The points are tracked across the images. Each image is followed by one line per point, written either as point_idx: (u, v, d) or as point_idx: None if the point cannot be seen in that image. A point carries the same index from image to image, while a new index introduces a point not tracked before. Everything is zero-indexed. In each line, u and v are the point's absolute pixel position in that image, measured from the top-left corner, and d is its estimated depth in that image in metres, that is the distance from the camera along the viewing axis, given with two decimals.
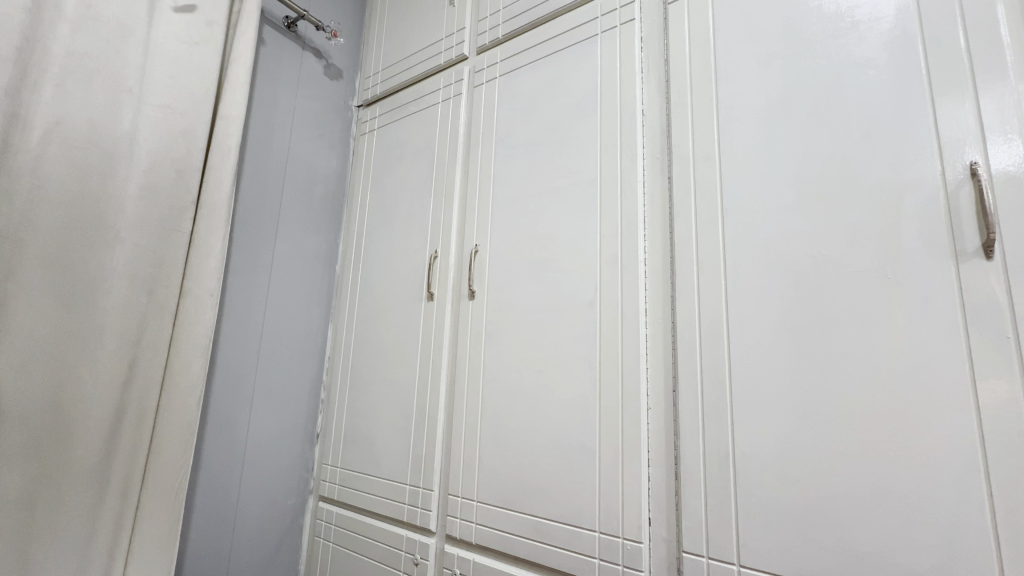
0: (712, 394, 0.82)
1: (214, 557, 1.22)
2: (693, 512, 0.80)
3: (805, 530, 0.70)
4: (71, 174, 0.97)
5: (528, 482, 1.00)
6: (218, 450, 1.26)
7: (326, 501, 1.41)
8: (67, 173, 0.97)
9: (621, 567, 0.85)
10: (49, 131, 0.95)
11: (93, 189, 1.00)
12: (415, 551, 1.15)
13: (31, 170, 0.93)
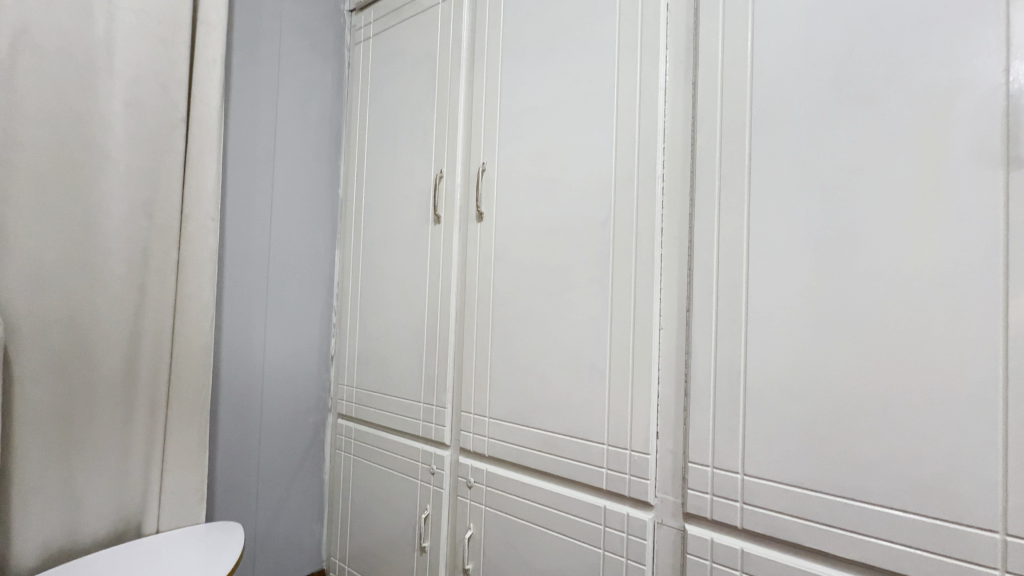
0: (727, 313, 0.80)
1: (243, 467, 1.31)
2: (701, 426, 0.82)
3: (811, 442, 0.72)
4: (49, 88, 0.91)
5: (539, 400, 1.02)
6: (236, 373, 1.30)
7: (344, 418, 1.48)
8: (45, 87, 0.90)
9: (628, 476, 0.89)
10: (18, 40, 0.88)
11: (75, 105, 0.94)
12: (430, 462, 1.21)
13: (7, 84, 0.87)
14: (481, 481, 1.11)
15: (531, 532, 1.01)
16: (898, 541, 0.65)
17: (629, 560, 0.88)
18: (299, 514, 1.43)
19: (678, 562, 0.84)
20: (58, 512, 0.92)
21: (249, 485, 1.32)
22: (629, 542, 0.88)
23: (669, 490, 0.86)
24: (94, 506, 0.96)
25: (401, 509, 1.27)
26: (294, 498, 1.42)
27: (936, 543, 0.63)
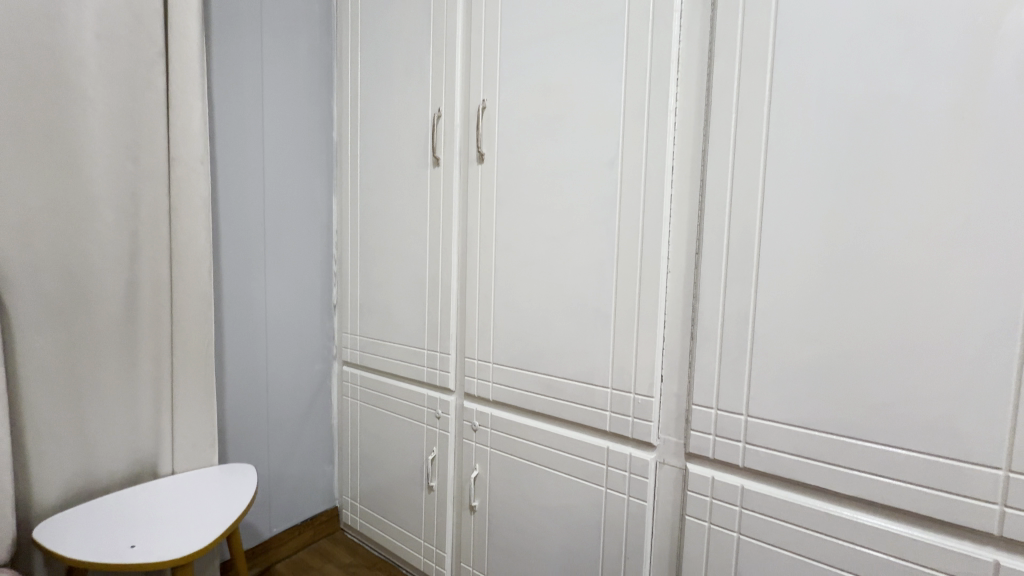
0: (738, 256, 0.77)
1: (253, 414, 1.33)
2: (705, 369, 0.81)
3: (817, 384, 0.71)
4: (12, 14, 0.83)
5: (542, 346, 1.02)
6: (239, 323, 1.28)
7: (350, 365, 1.49)
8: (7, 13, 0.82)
9: (631, 419, 0.89)
10: None
11: (44, 35, 0.86)
12: (436, 407, 1.23)
13: None
14: (485, 424, 1.13)
15: (535, 471, 1.04)
16: (898, 478, 0.66)
17: (630, 498, 0.90)
18: (309, 456, 1.47)
19: (679, 499, 0.86)
20: (74, 455, 0.94)
21: (260, 431, 1.34)
22: (631, 480, 0.90)
23: (672, 431, 0.87)
24: (108, 449, 0.98)
25: (408, 451, 1.31)
26: (305, 441, 1.46)
27: (937, 479, 0.63)
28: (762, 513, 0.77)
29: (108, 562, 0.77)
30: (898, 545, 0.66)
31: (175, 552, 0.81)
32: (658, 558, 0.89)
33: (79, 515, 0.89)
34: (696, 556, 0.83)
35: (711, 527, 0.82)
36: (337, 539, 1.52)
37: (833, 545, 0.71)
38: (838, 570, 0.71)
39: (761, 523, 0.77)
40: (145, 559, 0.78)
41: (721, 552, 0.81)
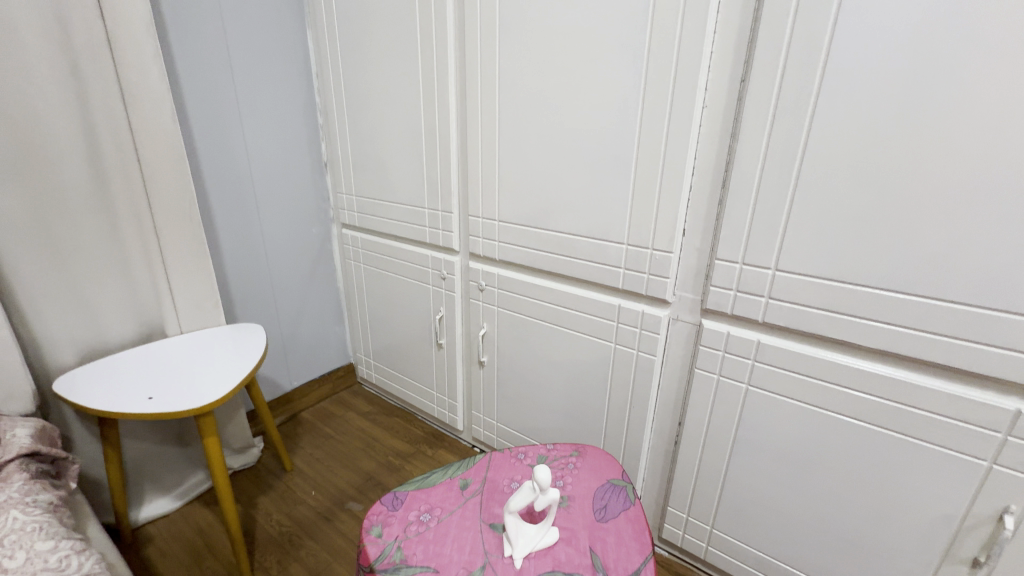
0: (794, 81, 0.63)
1: (256, 278, 1.30)
2: (735, 220, 0.73)
3: (863, 233, 0.63)
4: None
5: (553, 200, 0.92)
6: (222, 181, 1.18)
7: (349, 228, 1.43)
8: None
9: (646, 275, 0.84)
10: None
11: None
12: (441, 268, 1.19)
13: None
14: (492, 284, 1.09)
15: (543, 329, 1.03)
16: (934, 332, 0.62)
17: (639, 353, 0.89)
18: (318, 317, 1.49)
19: (689, 353, 0.85)
20: (76, 316, 0.92)
21: (266, 294, 1.33)
22: (642, 337, 0.88)
23: (689, 288, 0.82)
24: (110, 310, 0.96)
25: (416, 312, 1.31)
26: (312, 303, 1.46)
27: (977, 332, 0.59)
28: (775, 365, 0.75)
29: (134, 412, 0.79)
30: (914, 395, 0.65)
31: (194, 402, 0.83)
32: (662, 406, 0.92)
33: (95, 371, 0.90)
34: (701, 404, 0.85)
35: (720, 379, 0.81)
36: (355, 390, 1.62)
37: (845, 394, 0.70)
38: (845, 416, 0.71)
39: (773, 375, 0.76)
40: (168, 409, 0.81)
41: (727, 401, 0.82)
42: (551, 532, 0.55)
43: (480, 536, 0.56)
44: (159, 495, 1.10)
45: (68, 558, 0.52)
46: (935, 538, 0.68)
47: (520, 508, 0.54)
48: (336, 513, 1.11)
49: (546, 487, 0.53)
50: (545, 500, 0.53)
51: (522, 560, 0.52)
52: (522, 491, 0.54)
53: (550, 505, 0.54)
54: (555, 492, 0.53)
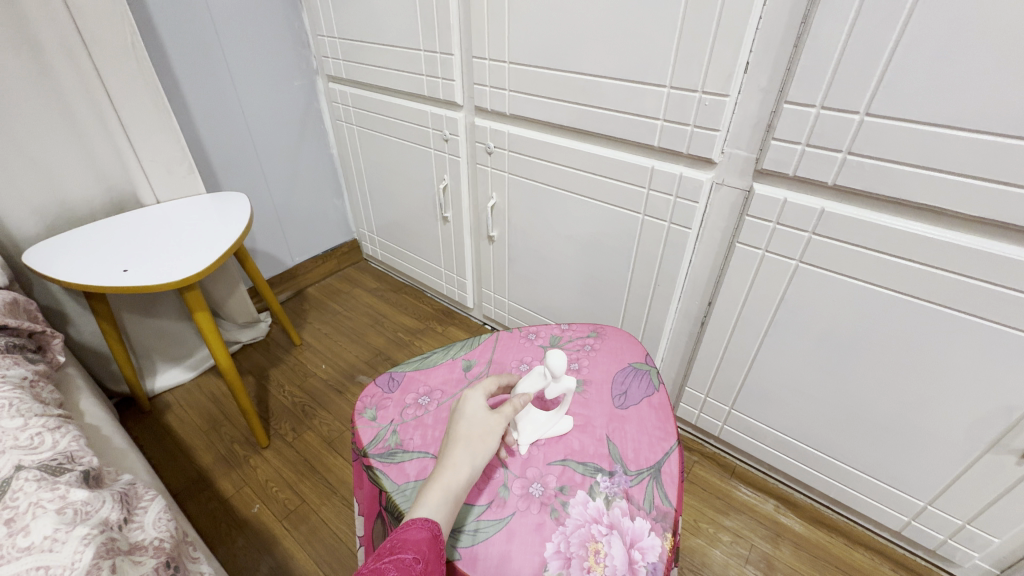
0: None
1: (237, 141, 1.16)
2: (823, 45, 0.55)
3: (1011, 56, 0.46)
4: None
5: (577, 30, 0.73)
6: (173, 16, 0.97)
7: (336, 82, 1.23)
8: None
9: (690, 129, 0.68)
10: None
11: None
12: (443, 128, 1.02)
13: None
14: (502, 146, 0.94)
15: (559, 199, 0.90)
16: None
17: (671, 225, 0.77)
18: (314, 189, 1.37)
19: (732, 224, 0.73)
20: (28, 178, 0.81)
21: (251, 161, 1.20)
22: (676, 207, 0.75)
23: (743, 143, 0.67)
24: (68, 173, 0.85)
25: (418, 181, 1.17)
26: (305, 173, 1.33)
27: None
28: (839, 238, 0.63)
29: (109, 286, 0.73)
30: (1010, 274, 0.54)
31: (174, 274, 0.76)
32: (691, 284, 0.82)
33: (66, 242, 0.82)
34: (738, 282, 0.75)
35: (765, 254, 0.70)
36: (362, 267, 1.56)
37: (920, 273, 0.59)
38: (913, 298, 0.61)
39: (833, 250, 0.64)
40: (147, 282, 0.74)
41: (770, 279, 0.72)
42: (562, 422, 0.49)
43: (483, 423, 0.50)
44: (171, 366, 1.10)
45: (41, 436, 0.48)
46: (988, 428, 0.62)
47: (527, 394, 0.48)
48: (348, 386, 1.11)
49: (559, 373, 0.45)
50: (557, 387, 0.46)
51: (526, 448, 0.47)
52: (530, 375, 0.47)
53: (563, 394, 0.47)
54: (570, 378, 0.46)
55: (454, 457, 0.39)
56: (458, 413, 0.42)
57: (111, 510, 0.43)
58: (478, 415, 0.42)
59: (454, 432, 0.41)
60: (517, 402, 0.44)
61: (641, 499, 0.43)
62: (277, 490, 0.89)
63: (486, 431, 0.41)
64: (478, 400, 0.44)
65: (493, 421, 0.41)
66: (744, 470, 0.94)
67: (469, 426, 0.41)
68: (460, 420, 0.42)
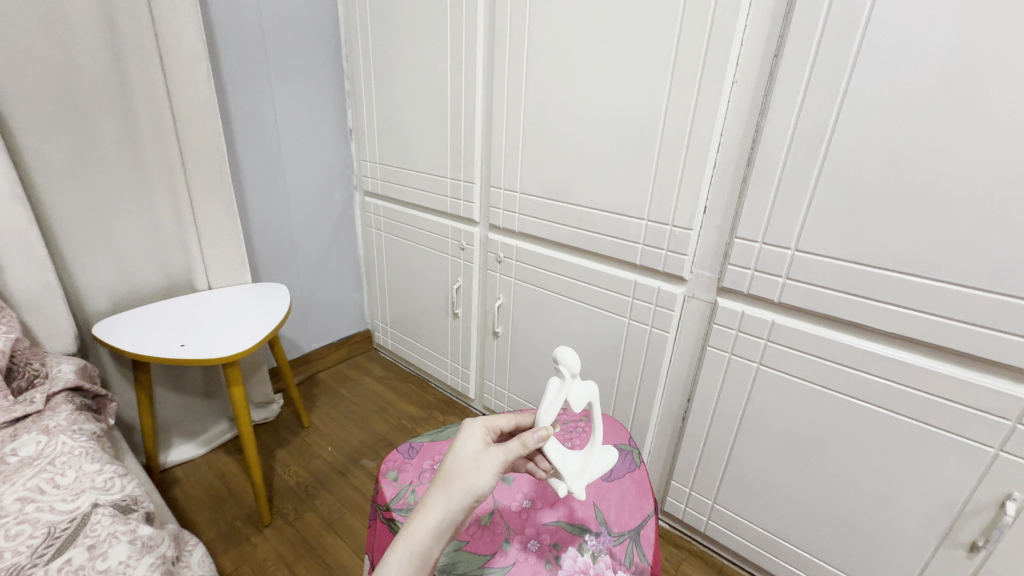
0: (831, 54, 0.62)
1: (280, 240, 1.34)
2: (759, 198, 0.73)
3: (889, 216, 0.62)
4: None
5: (574, 173, 0.93)
6: (249, 142, 1.20)
7: (371, 196, 1.45)
8: None
9: (664, 252, 0.85)
10: None
11: None
12: (461, 239, 1.21)
13: None
14: (510, 256, 1.11)
15: (558, 302, 1.05)
16: (954, 318, 0.61)
17: (653, 329, 0.91)
18: (338, 283, 1.53)
19: (703, 331, 0.86)
20: (109, 263, 0.97)
21: (288, 257, 1.37)
22: (656, 313, 0.89)
23: (707, 266, 0.83)
24: (141, 261, 1.01)
25: (434, 281, 1.33)
26: (333, 268, 1.50)
27: (999, 319, 0.58)
28: (788, 346, 0.76)
29: (168, 357, 0.84)
30: (925, 380, 0.65)
31: (220, 352, 0.87)
32: (672, 383, 0.94)
33: (131, 318, 0.95)
34: (711, 381, 0.86)
35: (731, 357, 0.83)
36: (371, 356, 1.66)
37: (856, 378, 0.71)
38: (853, 399, 0.72)
39: (786, 356, 0.77)
40: (200, 356, 0.85)
41: (737, 379, 0.83)
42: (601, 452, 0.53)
43: (521, 464, 0.55)
44: (185, 441, 1.16)
45: (113, 480, 0.56)
46: (936, 521, 0.69)
47: (553, 419, 0.51)
48: (350, 468, 1.16)
49: (575, 372, 0.50)
50: (577, 389, 0.51)
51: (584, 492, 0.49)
52: (546, 395, 0.51)
53: (583, 401, 0.51)
54: (583, 379, 0.52)
55: (432, 498, 0.40)
56: (453, 447, 0.44)
57: (168, 547, 0.50)
58: (467, 453, 0.43)
59: (443, 468, 0.42)
60: (525, 439, 0.45)
61: (622, 556, 0.51)
62: (274, 569, 0.91)
63: (469, 471, 0.41)
64: (473, 439, 0.45)
65: (482, 459, 0.42)
66: (730, 570, 0.96)
67: (454, 464, 0.42)
68: (453, 455, 0.43)
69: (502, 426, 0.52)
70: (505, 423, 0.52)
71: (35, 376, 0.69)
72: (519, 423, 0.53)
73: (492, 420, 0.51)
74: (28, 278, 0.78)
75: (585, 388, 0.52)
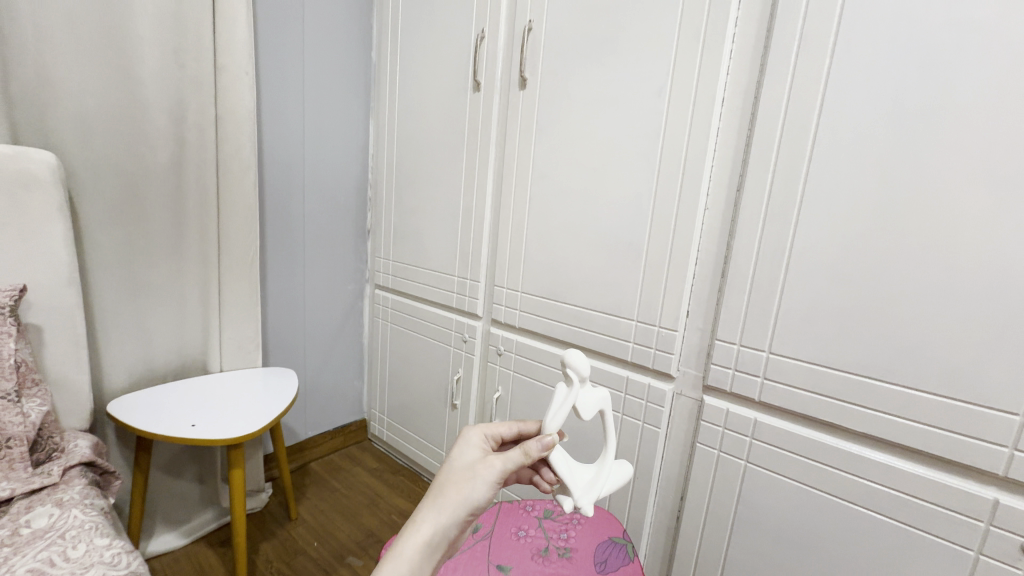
0: (781, 191, 0.75)
1: (291, 326, 1.41)
2: (733, 306, 0.82)
3: (846, 326, 0.71)
4: None
5: (570, 276, 1.04)
6: (277, 238, 1.33)
7: (382, 288, 1.55)
8: None
9: (653, 350, 0.92)
10: None
11: None
12: (463, 332, 1.29)
13: None
14: (510, 349, 1.18)
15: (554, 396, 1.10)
16: (914, 419, 0.67)
17: (645, 424, 0.95)
18: (340, 371, 1.58)
19: (692, 427, 0.91)
20: (134, 343, 1.03)
21: (297, 343, 1.44)
22: (647, 408, 0.95)
23: (692, 364, 0.90)
24: (163, 342, 1.07)
25: (434, 371, 1.38)
26: (337, 356, 1.56)
27: (954, 422, 0.64)
28: (771, 444, 0.80)
29: (176, 436, 0.87)
30: (899, 480, 0.69)
31: (226, 433, 0.90)
32: (665, 480, 0.96)
33: (146, 397, 0.99)
34: (702, 479, 0.89)
35: (720, 454, 0.86)
36: (365, 446, 1.65)
37: (836, 478, 0.74)
38: (836, 499, 0.74)
39: (770, 453, 0.81)
40: (206, 436, 0.88)
41: (727, 477, 0.86)
42: (609, 466, 0.57)
43: (525, 474, 0.58)
44: (167, 530, 1.12)
45: (120, 556, 0.58)
46: None
47: (560, 425, 0.54)
48: (335, 566, 1.12)
49: (583, 377, 0.55)
50: (585, 395, 0.56)
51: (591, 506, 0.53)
52: (555, 399, 0.56)
53: (586, 407, 0.56)
54: (591, 385, 0.58)
55: (425, 512, 0.44)
56: (450, 461, 0.50)
57: None
58: (460, 466, 0.48)
59: (438, 480, 0.47)
60: (527, 448, 0.48)
61: None
62: None
63: (461, 484, 0.46)
64: (468, 455, 0.50)
65: (478, 469, 0.46)
66: None
67: (447, 475, 0.47)
68: (449, 467, 0.49)
69: (503, 434, 0.56)
70: (506, 430, 0.56)
71: (54, 449, 0.72)
72: (523, 430, 0.57)
73: (491, 428, 0.56)
74: (63, 354, 0.84)
75: (591, 394, 0.57)
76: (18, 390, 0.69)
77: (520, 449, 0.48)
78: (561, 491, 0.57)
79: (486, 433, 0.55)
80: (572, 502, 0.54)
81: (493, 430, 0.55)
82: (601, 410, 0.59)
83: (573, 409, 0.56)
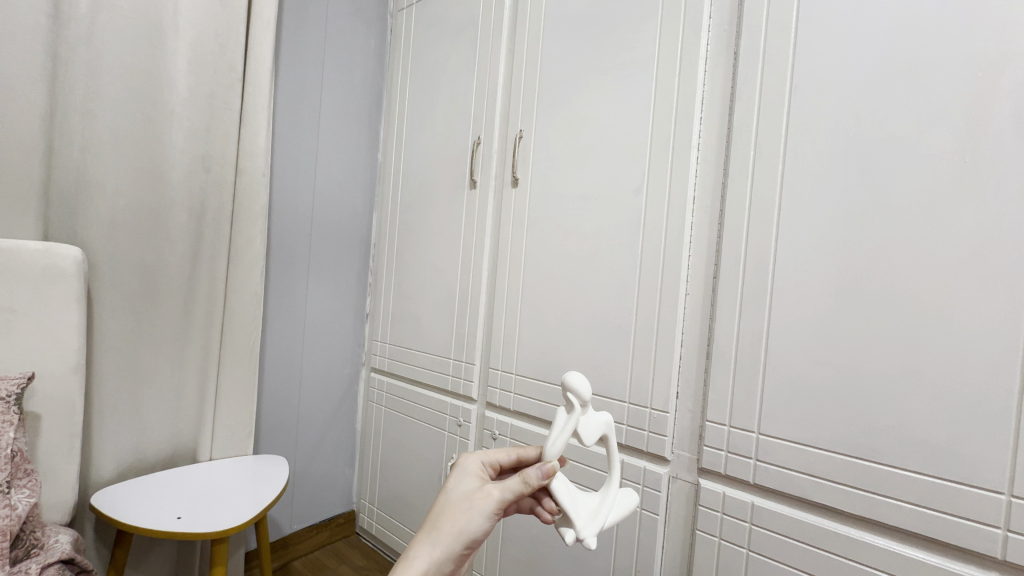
0: (754, 279, 0.82)
1: (285, 412, 1.41)
2: (721, 388, 0.85)
3: (829, 406, 0.74)
4: (130, 59, 0.99)
5: (563, 359, 1.07)
6: (279, 325, 1.38)
7: (377, 371, 1.57)
8: (127, 59, 0.99)
9: (646, 433, 0.94)
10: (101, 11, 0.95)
11: (146, 74, 1.01)
12: (458, 415, 1.29)
13: (93, 60, 0.95)
14: (504, 433, 1.18)
15: None
16: (904, 499, 0.67)
17: (643, 510, 0.94)
18: (332, 458, 1.54)
19: (691, 513, 0.89)
20: (127, 431, 1.02)
21: (289, 429, 1.42)
22: (644, 493, 0.94)
23: (686, 447, 0.91)
24: (156, 429, 1.07)
25: (428, 457, 1.36)
26: (329, 442, 1.53)
27: (946, 503, 0.64)
28: (771, 530, 0.79)
29: (160, 529, 0.84)
30: (901, 566, 0.67)
31: (212, 525, 0.87)
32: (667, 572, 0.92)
33: (132, 487, 0.96)
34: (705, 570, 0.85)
35: (721, 542, 0.84)
36: (352, 541, 1.56)
37: (840, 567, 0.72)
38: None
39: (771, 540, 0.79)
40: (191, 528, 0.85)
41: (730, 567, 0.83)
42: (613, 497, 0.60)
43: (528, 503, 0.60)
44: None
45: None
46: None
47: (560, 451, 0.57)
48: None
49: (585, 400, 0.57)
50: (585, 421, 0.59)
51: (595, 538, 0.55)
52: (558, 422, 0.58)
53: (586, 432, 0.59)
54: (593, 410, 0.60)
55: (420, 546, 0.48)
56: (446, 491, 0.53)
57: None
58: (456, 496, 0.51)
59: (434, 512, 0.50)
60: (525, 476, 0.50)
61: None
62: None
63: (457, 517, 0.49)
64: (463, 485, 0.53)
65: (474, 501, 0.49)
66: None
67: (442, 507, 0.50)
68: (444, 497, 0.52)
69: (501, 460, 0.58)
70: (505, 457, 0.59)
71: (33, 545, 0.70)
72: (523, 455, 0.59)
73: (489, 455, 0.58)
74: (56, 443, 0.84)
75: (592, 417, 0.60)
76: (9, 481, 0.69)
77: (519, 477, 0.50)
78: (562, 521, 0.58)
79: (484, 461, 0.58)
80: (576, 533, 0.55)
81: (491, 457, 0.58)
82: (604, 436, 0.62)
83: (575, 434, 0.58)
